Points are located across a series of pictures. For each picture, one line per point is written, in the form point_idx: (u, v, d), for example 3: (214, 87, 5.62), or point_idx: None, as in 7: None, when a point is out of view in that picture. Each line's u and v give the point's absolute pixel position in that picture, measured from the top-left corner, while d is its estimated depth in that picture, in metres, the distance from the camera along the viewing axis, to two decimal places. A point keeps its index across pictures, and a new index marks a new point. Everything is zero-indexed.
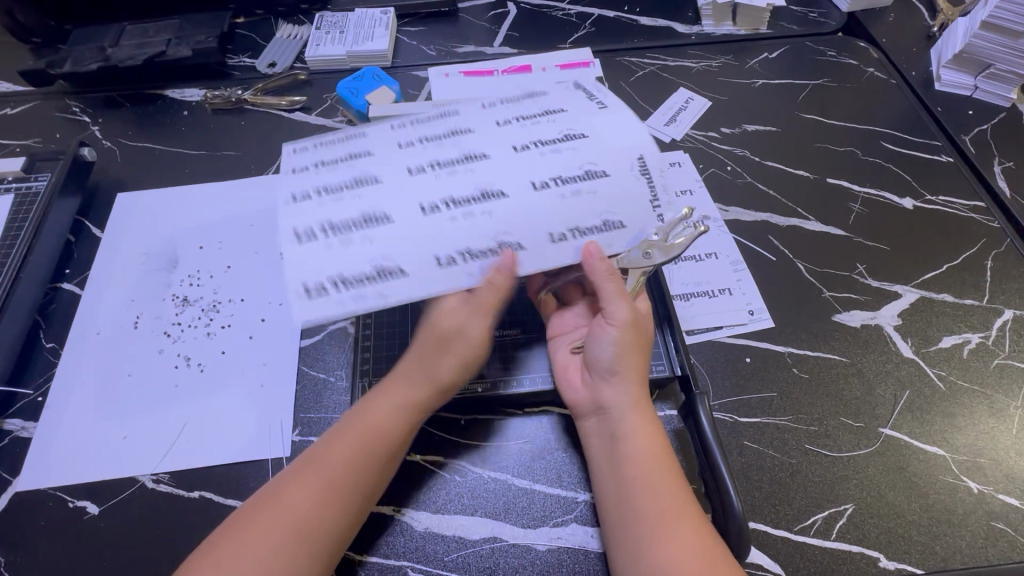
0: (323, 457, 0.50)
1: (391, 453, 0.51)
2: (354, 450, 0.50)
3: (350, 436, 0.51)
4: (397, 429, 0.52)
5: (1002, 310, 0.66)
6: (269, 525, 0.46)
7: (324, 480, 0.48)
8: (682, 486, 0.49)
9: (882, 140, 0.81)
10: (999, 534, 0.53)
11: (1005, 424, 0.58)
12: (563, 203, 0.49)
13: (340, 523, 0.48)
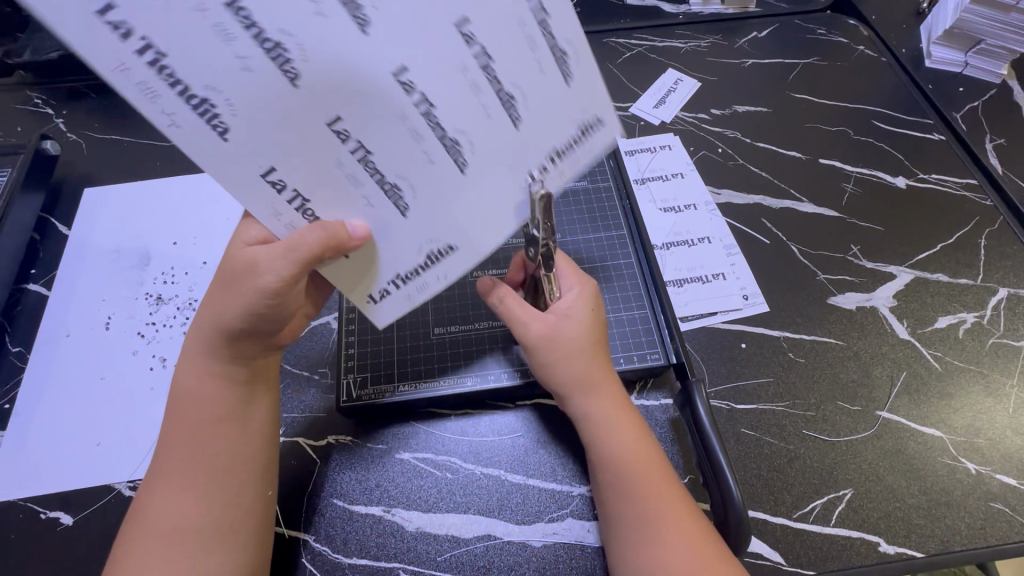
0: (177, 465, 0.47)
1: (231, 431, 0.48)
2: (190, 445, 0.47)
3: (178, 432, 0.48)
4: (207, 409, 0.48)
5: (996, 289, 0.65)
6: (147, 541, 0.44)
7: (180, 480, 0.46)
8: (665, 476, 0.48)
9: (874, 119, 0.79)
10: (998, 515, 0.52)
11: (1001, 403, 0.58)
12: (386, 139, 0.38)
13: (236, 513, 0.46)
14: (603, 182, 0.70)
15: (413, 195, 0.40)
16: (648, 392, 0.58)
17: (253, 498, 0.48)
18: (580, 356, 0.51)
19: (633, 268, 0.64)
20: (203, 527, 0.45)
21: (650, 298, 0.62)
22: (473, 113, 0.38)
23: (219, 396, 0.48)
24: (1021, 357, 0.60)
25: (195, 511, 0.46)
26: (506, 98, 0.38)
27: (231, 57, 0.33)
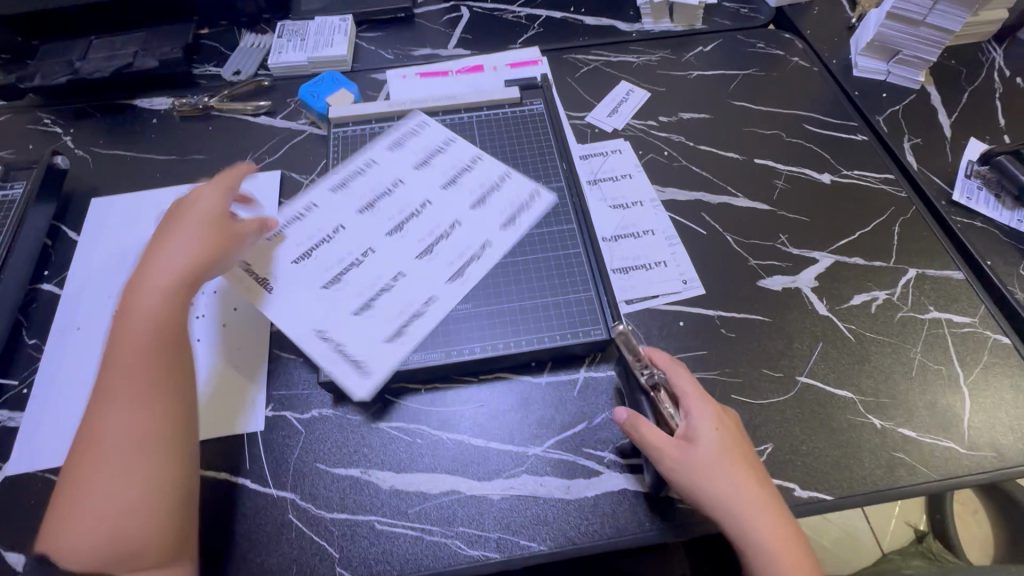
0: (138, 381, 0.55)
1: (157, 354, 0.56)
2: (121, 366, 0.55)
3: (114, 357, 0.55)
4: (137, 331, 0.56)
5: (906, 270, 0.73)
6: (87, 456, 0.52)
7: (115, 400, 0.54)
8: (793, 536, 0.53)
9: (805, 123, 0.88)
10: (898, 463, 0.60)
11: (906, 368, 0.66)
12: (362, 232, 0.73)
13: (161, 424, 0.54)
14: (557, 183, 0.78)
15: (342, 259, 0.70)
16: (596, 365, 0.66)
17: (177, 415, 0.55)
18: (718, 468, 0.54)
19: (581, 256, 0.72)
20: (138, 441, 0.53)
21: (594, 283, 0.69)
22: (414, 244, 0.72)
23: (151, 323, 0.57)
24: (925, 328, 0.69)
25: (136, 427, 0.53)
26: (432, 249, 0.72)
27: (375, 161, 0.79)
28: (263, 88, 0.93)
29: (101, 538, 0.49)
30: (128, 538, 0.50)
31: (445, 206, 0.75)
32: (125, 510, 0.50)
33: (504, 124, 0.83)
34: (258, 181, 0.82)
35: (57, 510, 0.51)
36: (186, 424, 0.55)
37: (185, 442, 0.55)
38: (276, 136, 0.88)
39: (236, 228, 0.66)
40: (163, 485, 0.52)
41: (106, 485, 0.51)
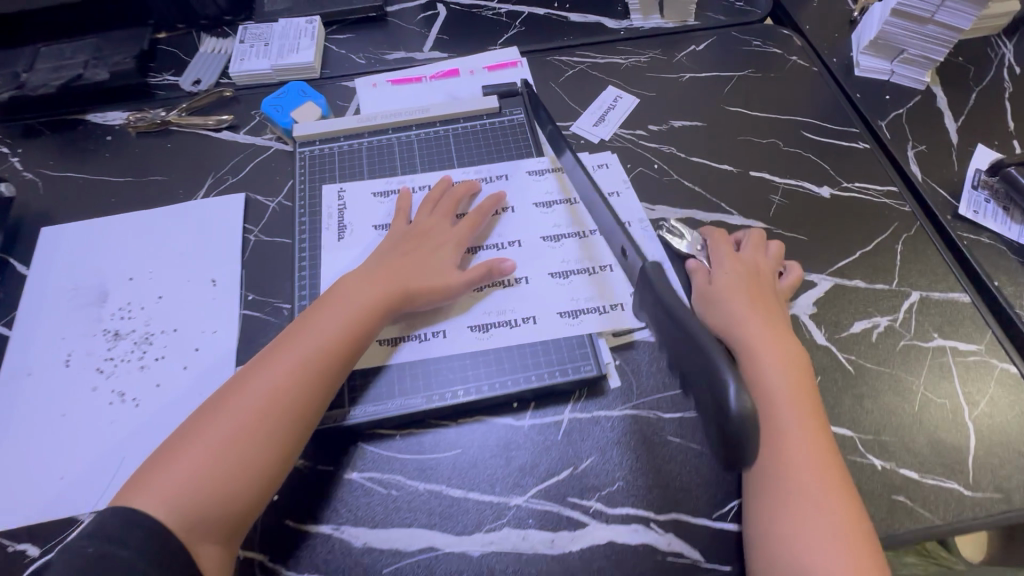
0: (295, 346, 0.57)
1: (345, 332, 0.58)
2: (327, 345, 0.58)
3: (304, 334, 0.58)
4: (357, 320, 0.59)
5: (909, 292, 0.69)
6: (205, 415, 0.54)
7: (264, 368, 0.56)
8: (842, 499, 0.52)
9: (803, 130, 0.83)
10: (899, 507, 0.57)
11: (908, 402, 0.62)
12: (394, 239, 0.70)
13: (296, 386, 0.55)
14: (540, 203, 0.73)
15: None
16: (583, 403, 0.63)
17: (309, 396, 0.55)
18: (786, 421, 0.55)
19: (571, 287, 0.67)
20: (266, 397, 0.54)
21: (586, 319, 0.66)
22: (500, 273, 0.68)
23: (363, 313, 0.60)
24: (928, 357, 0.65)
25: (272, 389, 0.55)
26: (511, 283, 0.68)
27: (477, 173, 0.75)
28: (226, 99, 0.87)
29: (195, 494, 0.50)
30: (216, 501, 0.50)
31: (541, 241, 0.70)
32: (222, 475, 0.51)
33: (483, 136, 0.77)
34: (220, 205, 0.76)
35: (159, 459, 0.52)
36: (323, 403, 0.57)
37: (307, 419, 0.55)
38: (240, 153, 0.82)
39: (441, 231, 0.68)
40: (262, 458, 0.52)
41: (208, 442, 0.52)
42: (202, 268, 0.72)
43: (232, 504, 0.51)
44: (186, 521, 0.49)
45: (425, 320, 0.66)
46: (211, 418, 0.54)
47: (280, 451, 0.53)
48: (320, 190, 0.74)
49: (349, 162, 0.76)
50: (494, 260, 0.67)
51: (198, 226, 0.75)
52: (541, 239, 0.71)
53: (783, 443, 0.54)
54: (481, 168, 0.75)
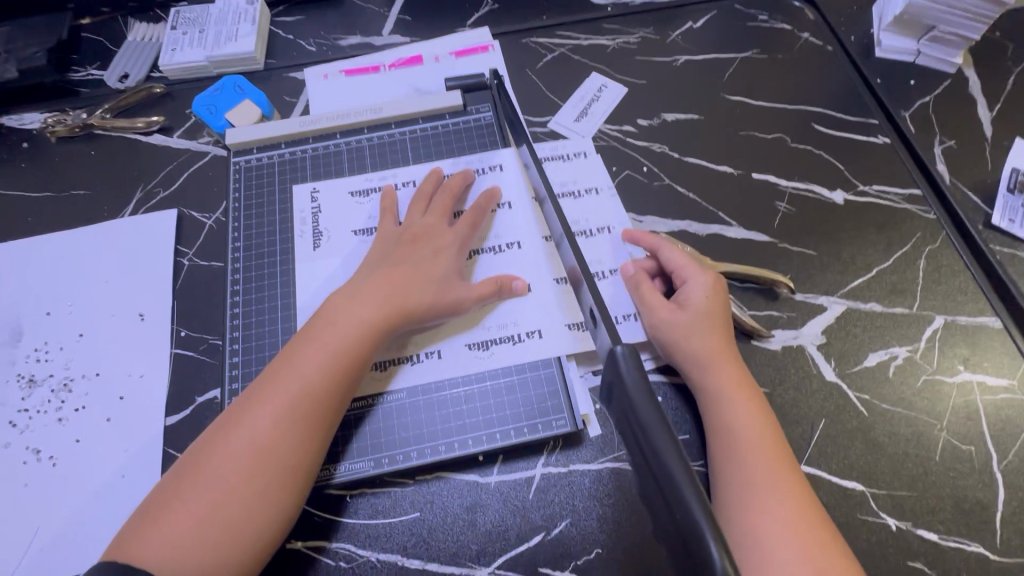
0: (288, 379, 0.49)
1: (343, 365, 0.49)
2: (320, 374, 0.49)
3: (292, 362, 0.50)
4: (355, 341, 0.51)
5: (933, 317, 0.61)
6: (190, 466, 0.46)
7: (251, 407, 0.48)
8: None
9: (814, 122, 0.73)
10: (915, 574, 0.50)
11: (928, 449, 0.55)
12: None
13: (297, 433, 0.47)
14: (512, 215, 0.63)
15: None
16: (559, 455, 0.55)
17: (309, 440, 0.47)
18: (771, 487, 0.47)
19: (543, 327, 0.57)
20: (259, 444, 0.46)
21: (558, 365, 0.57)
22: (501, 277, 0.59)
23: (360, 332, 0.51)
24: (952, 394, 0.57)
25: (262, 433, 0.46)
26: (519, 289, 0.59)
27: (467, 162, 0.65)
28: (157, 96, 0.76)
29: (190, 564, 0.43)
30: (216, 564, 0.43)
31: (540, 242, 0.61)
32: (221, 536, 0.44)
33: (445, 139, 0.67)
34: (149, 224, 0.67)
35: (144, 521, 0.44)
36: (323, 440, 0.49)
37: (307, 461, 0.47)
38: (172, 160, 0.72)
39: (441, 230, 0.58)
40: (262, 512, 0.45)
41: (197, 500, 0.44)
42: (128, 300, 0.63)
43: (236, 568, 0.44)
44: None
45: (427, 335, 0.57)
46: (200, 467, 0.46)
47: (279, 502, 0.46)
48: (258, 205, 0.64)
49: (292, 172, 0.66)
50: (504, 277, 0.58)
51: (124, 250, 0.66)
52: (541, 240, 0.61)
53: (759, 511, 0.46)
54: (473, 158, 0.66)
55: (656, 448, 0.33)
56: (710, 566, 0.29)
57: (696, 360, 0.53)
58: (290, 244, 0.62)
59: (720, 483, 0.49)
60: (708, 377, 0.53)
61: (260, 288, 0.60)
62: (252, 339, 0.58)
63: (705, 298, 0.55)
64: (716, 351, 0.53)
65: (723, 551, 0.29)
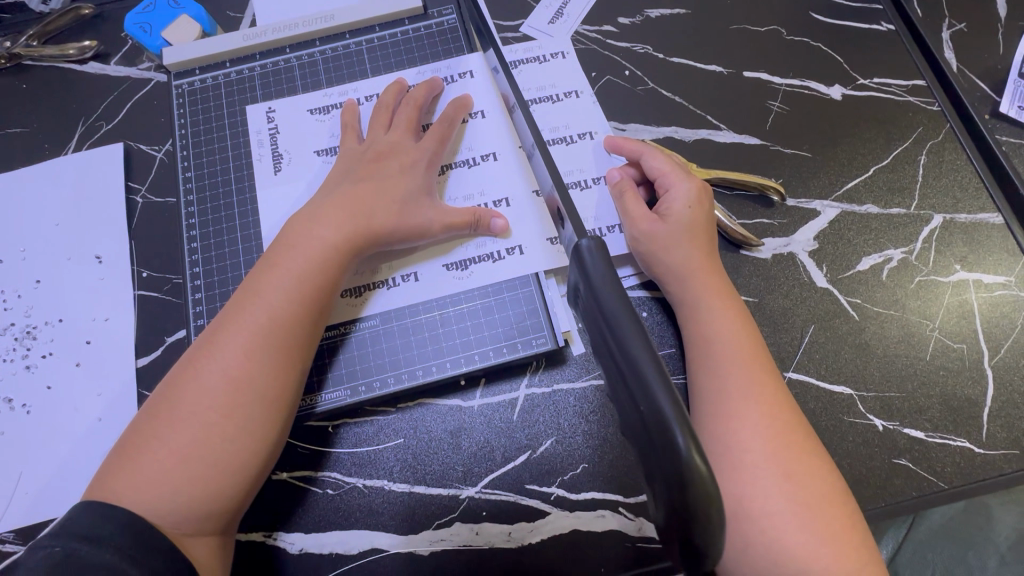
0: (254, 309, 0.46)
1: (313, 290, 0.47)
2: (290, 300, 0.46)
3: (257, 292, 0.47)
4: (323, 265, 0.48)
5: (931, 216, 0.58)
6: (161, 405, 0.44)
7: (217, 340, 0.45)
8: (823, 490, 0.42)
9: (813, 11, 0.66)
10: (900, 471, 0.50)
11: (920, 350, 0.53)
12: None
13: (270, 364, 0.45)
14: (483, 124, 0.58)
15: None
16: (542, 374, 0.53)
17: (285, 369, 0.45)
18: (756, 391, 0.45)
19: (520, 245, 0.54)
20: (230, 378, 0.44)
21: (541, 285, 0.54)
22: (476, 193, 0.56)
23: (329, 256, 0.48)
24: (947, 294, 0.55)
25: (232, 366, 0.44)
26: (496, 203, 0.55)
27: (431, 70, 0.59)
28: (87, 18, 0.69)
29: (180, 500, 0.42)
30: (205, 498, 0.42)
31: (515, 151, 0.57)
32: (205, 470, 0.42)
33: (405, 48, 0.61)
34: (95, 161, 0.63)
35: (119, 464, 0.42)
36: (300, 368, 0.47)
37: (286, 392, 0.46)
38: (113, 89, 0.66)
39: (407, 146, 0.54)
40: (244, 445, 0.44)
41: (173, 438, 0.43)
42: (83, 243, 0.60)
43: (226, 499, 0.43)
44: (179, 526, 0.42)
45: (400, 257, 0.54)
46: (172, 405, 0.44)
47: (259, 433, 0.44)
48: (207, 133, 0.59)
49: (241, 93, 0.60)
50: (483, 210, 0.53)
51: (72, 190, 0.62)
52: (516, 151, 0.57)
53: (742, 416, 0.44)
54: (439, 64, 0.60)
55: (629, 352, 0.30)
56: (678, 459, 0.27)
57: (674, 271, 0.51)
58: (246, 173, 0.57)
59: (696, 390, 0.47)
60: (686, 289, 0.50)
61: (219, 222, 0.56)
62: (214, 274, 0.55)
63: (687, 208, 0.52)
64: (696, 261, 0.50)
65: (692, 447, 0.28)
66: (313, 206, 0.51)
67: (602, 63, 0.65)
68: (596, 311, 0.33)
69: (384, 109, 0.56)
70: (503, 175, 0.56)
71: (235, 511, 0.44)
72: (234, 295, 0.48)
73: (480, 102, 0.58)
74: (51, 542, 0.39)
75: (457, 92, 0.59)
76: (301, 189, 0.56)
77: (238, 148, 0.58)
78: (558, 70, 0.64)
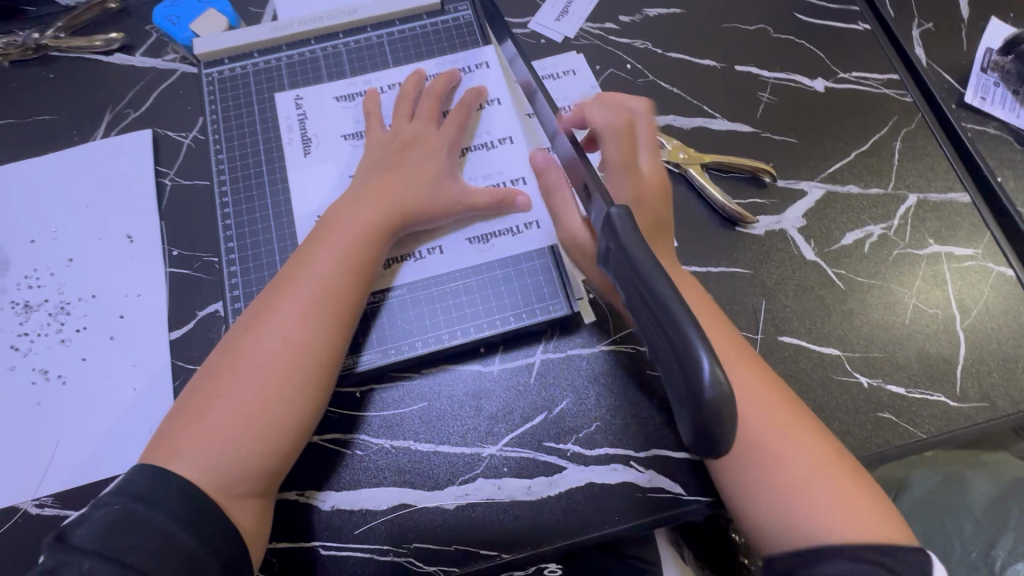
0: (307, 281, 0.49)
1: (359, 264, 0.51)
2: (337, 273, 0.50)
3: (306, 264, 0.50)
4: (366, 241, 0.52)
5: (906, 196, 0.63)
6: (220, 368, 0.47)
7: (273, 308, 0.49)
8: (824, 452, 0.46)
9: (796, 12, 0.72)
10: (884, 424, 0.55)
11: (900, 314, 0.59)
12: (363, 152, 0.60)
13: (322, 332, 0.48)
14: (499, 109, 0.62)
15: None
16: (555, 342, 0.57)
17: (334, 336, 0.49)
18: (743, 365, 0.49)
19: (536, 221, 0.59)
20: (286, 344, 0.47)
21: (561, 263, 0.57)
22: (496, 172, 0.60)
23: (371, 233, 0.52)
24: (923, 264, 0.61)
25: (288, 333, 0.48)
26: (515, 182, 0.60)
27: (450, 61, 0.64)
28: (112, 12, 0.71)
29: (242, 455, 0.45)
30: (265, 453, 0.46)
31: (530, 134, 0.61)
32: (265, 428, 0.46)
33: (423, 41, 0.65)
34: (124, 146, 0.65)
35: (182, 422, 0.46)
36: (346, 336, 0.50)
37: (335, 358, 0.49)
38: (139, 79, 0.69)
39: (431, 134, 0.58)
40: (300, 405, 0.47)
41: (234, 397, 0.46)
42: (113, 223, 0.62)
43: (281, 457, 0.47)
44: (239, 478, 0.45)
45: (427, 233, 0.58)
46: (231, 368, 0.47)
47: (312, 395, 0.48)
48: (236, 119, 0.63)
49: (269, 82, 0.64)
50: (508, 190, 0.57)
51: (102, 173, 0.64)
52: (531, 134, 0.61)
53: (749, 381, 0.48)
54: (457, 56, 0.64)
55: (674, 317, 0.32)
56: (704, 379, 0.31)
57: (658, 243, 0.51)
58: (275, 156, 0.61)
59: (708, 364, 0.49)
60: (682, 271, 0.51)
61: (249, 201, 0.60)
62: (247, 250, 0.58)
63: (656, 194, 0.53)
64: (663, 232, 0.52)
65: (715, 369, 0.31)
66: (356, 189, 0.55)
67: (606, 57, 0.70)
68: (624, 264, 0.37)
69: (411, 97, 0.60)
70: (520, 155, 0.60)
71: (289, 467, 0.48)
72: (284, 268, 0.52)
73: (496, 90, 0.63)
74: (112, 500, 0.42)
75: (474, 81, 0.63)
76: (329, 170, 0.60)
77: (267, 132, 0.62)
78: (565, 65, 0.69)
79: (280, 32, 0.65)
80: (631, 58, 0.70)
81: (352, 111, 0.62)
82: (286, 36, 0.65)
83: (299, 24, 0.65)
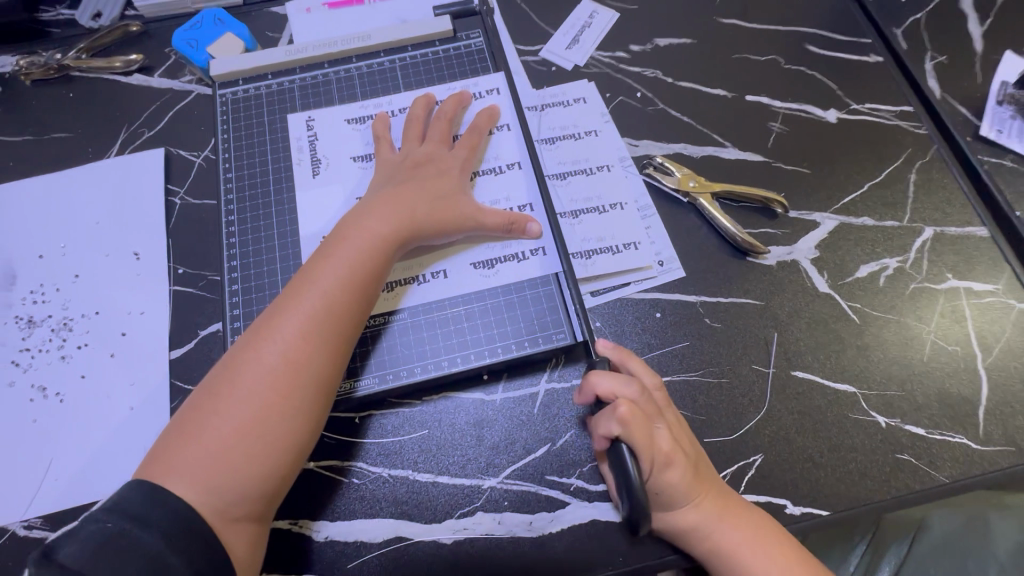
0: (310, 297, 0.49)
1: (364, 280, 0.50)
2: (341, 288, 0.49)
3: (310, 280, 0.50)
4: (371, 257, 0.51)
5: (922, 229, 0.62)
6: (220, 384, 0.46)
7: (274, 323, 0.48)
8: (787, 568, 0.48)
9: (808, 43, 0.72)
10: (903, 466, 0.53)
11: (918, 350, 0.57)
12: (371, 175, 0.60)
13: (325, 349, 0.48)
14: (508, 135, 0.62)
15: None
16: (561, 370, 0.56)
17: (335, 353, 0.48)
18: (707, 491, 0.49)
19: (543, 248, 0.58)
20: (286, 360, 0.46)
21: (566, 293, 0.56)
22: (504, 197, 0.60)
23: (377, 248, 0.52)
24: (941, 299, 0.59)
25: (288, 349, 0.47)
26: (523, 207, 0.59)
27: (460, 86, 0.64)
28: (133, 35, 0.73)
29: (241, 475, 0.44)
30: (262, 473, 0.45)
31: None
32: (264, 447, 0.45)
33: (435, 66, 0.66)
34: (137, 165, 0.66)
35: (179, 440, 0.44)
36: (348, 352, 0.49)
37: (336, 374, 0.48)
38: (155, 99, 0.70)
39: (440, 155, 0.58)
40: (300, 423, 0.46)
41: (234, 415, 0.45)
42: (121, 241, 0.62)
43: (279, 478, 0.46)
44: (235, 502, 0.44)
45: (432, 255, 0.58)
46: (232, 384, 0.46)
47: (312, 414, 0.47)
48: (248, 141, 0.63)
49: (281, 104, 0.64)
50: (519, 215, 0.57)
51: (114, 191, 0.65)
52: None
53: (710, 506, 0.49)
54: (468, 82, 0.65)
55: None
56: None
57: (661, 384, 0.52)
58: (284, 177, 0.61)
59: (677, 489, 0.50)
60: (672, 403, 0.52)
61: (256, 221, 0.60)
62: (251, 270, 0.58)
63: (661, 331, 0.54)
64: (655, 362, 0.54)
65: None
66: (363, 206, 0.55)
67: (617, 85, 0.70)
68: None
69: (419, 116, 0.60)
70: (527, 181, 0.60)
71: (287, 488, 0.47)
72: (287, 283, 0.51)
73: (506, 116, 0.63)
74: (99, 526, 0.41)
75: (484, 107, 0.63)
76: (337, 192, 0.60)
77: (277, 154, 0.62)
78: (574, 92, 0.69)
79: (294, 56, 0.66)
80: (641, 85, 0.70)
81: (362, 135, 0.62)
82: (300, 60, 0.66)
83: (314, 48, 0.66)
